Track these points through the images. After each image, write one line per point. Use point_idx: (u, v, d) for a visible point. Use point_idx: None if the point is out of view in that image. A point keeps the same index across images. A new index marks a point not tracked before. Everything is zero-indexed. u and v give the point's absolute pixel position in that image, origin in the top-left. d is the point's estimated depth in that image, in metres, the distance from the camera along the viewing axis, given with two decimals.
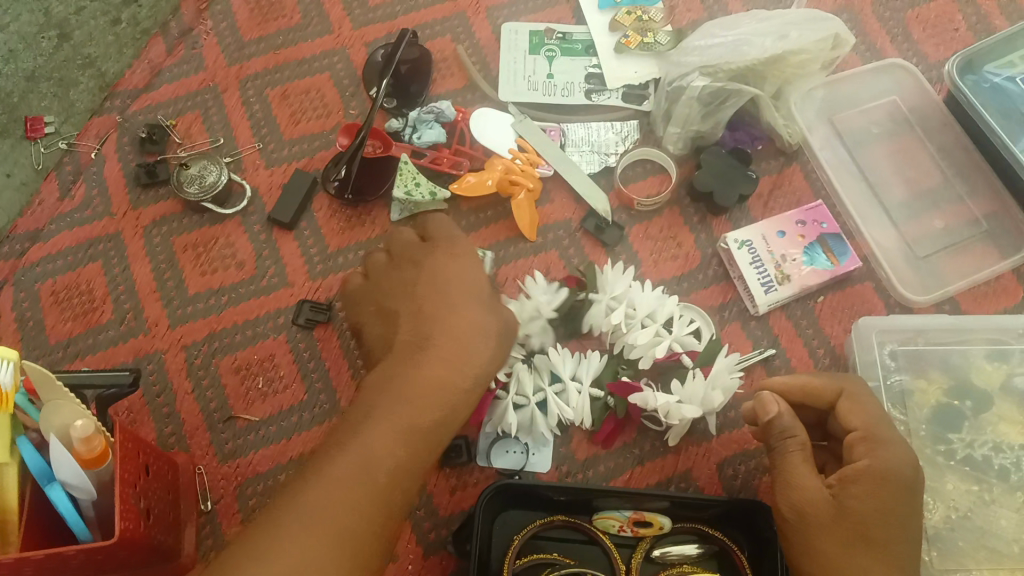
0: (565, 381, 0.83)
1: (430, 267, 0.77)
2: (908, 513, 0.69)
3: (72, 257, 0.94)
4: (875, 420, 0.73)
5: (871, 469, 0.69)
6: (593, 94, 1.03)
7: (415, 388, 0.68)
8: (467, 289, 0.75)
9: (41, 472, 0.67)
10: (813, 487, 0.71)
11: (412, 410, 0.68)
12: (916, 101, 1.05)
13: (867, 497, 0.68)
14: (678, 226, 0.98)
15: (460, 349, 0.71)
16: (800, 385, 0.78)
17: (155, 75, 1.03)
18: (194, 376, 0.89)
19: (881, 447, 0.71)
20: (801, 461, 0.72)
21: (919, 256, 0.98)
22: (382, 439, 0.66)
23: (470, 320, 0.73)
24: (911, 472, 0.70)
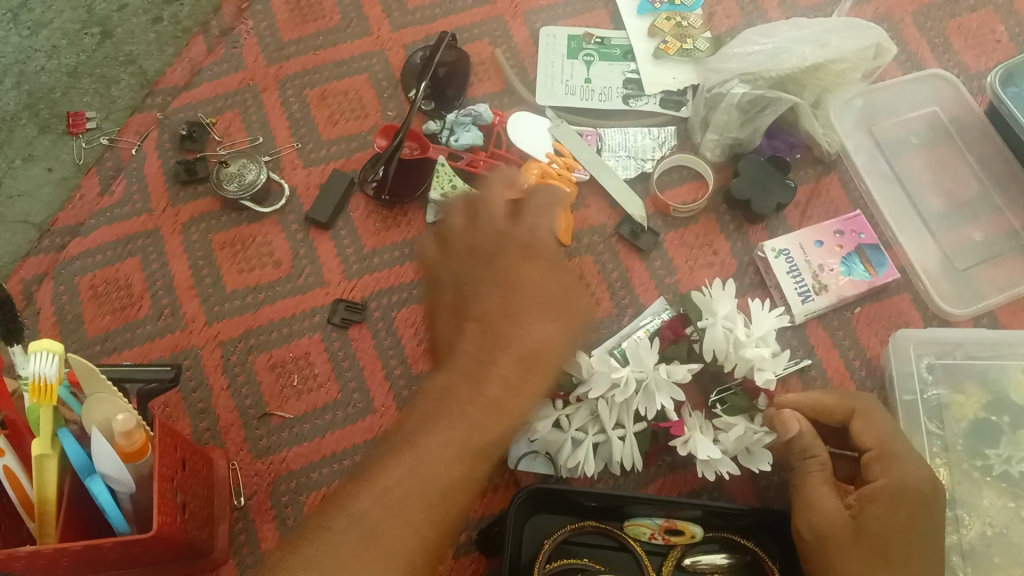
0: (609, 432, 0.82)
1: (508, 262, 0.74)
2: (927, 530, 0.68)
3: (111, 252, 0.95)
4: (890, 436, 0.73)
5: (889, 487, 0.69)
6: (631, 99, 1.03)
7: (475, 405, 0.66)
8: (541, 298, 0.72)
9: (81, 465, 0.67)
10: (833, 505, 0.71)
11: (473, 433, 0.65)
12: (956, 111, 1.04)
13: (885, 516, 0.68)
14: (714, 234, 0.98)
15: (520, 369, 0.68)
16: (811, 403, 0.78)
17: (196, 73, 1.04)
18: (230, 373, 0.90)
19: (896, 464, 0.71)
20: (821, 480, 0.73)
21: (957, 268, 0.97)
22: (444, 452, 0.64)
23: (543, 330, 0.70)
24: (929, 489, 0.70)
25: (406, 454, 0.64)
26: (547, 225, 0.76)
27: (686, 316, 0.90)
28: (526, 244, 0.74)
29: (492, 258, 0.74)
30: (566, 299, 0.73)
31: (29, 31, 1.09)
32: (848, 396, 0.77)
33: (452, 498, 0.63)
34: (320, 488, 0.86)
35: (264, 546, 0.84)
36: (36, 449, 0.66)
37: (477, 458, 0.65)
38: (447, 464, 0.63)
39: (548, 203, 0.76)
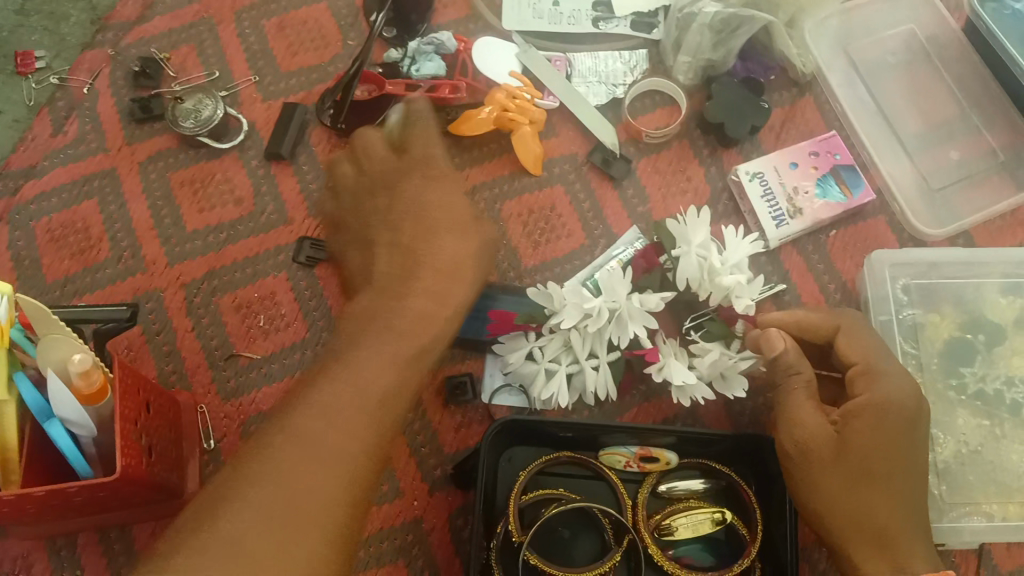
0: (582, 363, 0.81)
1: (422, 190, 0.71)
2: (914, 446, 0.68)
3: (68, 195, 0.92)
4: (874, 352, 0.73)
5: (874, 403, 0.69)
6: (601, 22, 0.99)
7: (400, 315, 0.63)
8: (453, 219, 0.69)
9: (39, 409, 0.65)
10: (817, 422, 0.69)
11: (404, 341, 0.62)
12: (933, 29, 1.01)
13: (870, 431, 0.67)
14: (687, 160, 0.95)
15: (446, 283, 0.65)
16: (796, 320, 0.76)
17: (148, 6, 1.00)
18: (195, 315, 0.88)
19: (880, 379, 0.70)
20: (806, 397, 0.71)
21: (934, 190, 0.95)
22: (373, 367, 0.60)
23: (459, 242, 0.67)
24: (913, 403, 0.69)
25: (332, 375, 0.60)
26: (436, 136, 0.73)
27: (660, 245, 0.88)
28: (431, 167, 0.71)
29: (394, 189, 0.71)
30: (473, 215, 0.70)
31: None
32: (835, 314, 0.76)
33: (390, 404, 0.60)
34: None
35: None
36: None
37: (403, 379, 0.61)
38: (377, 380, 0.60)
39: (427, 119, 0.73)
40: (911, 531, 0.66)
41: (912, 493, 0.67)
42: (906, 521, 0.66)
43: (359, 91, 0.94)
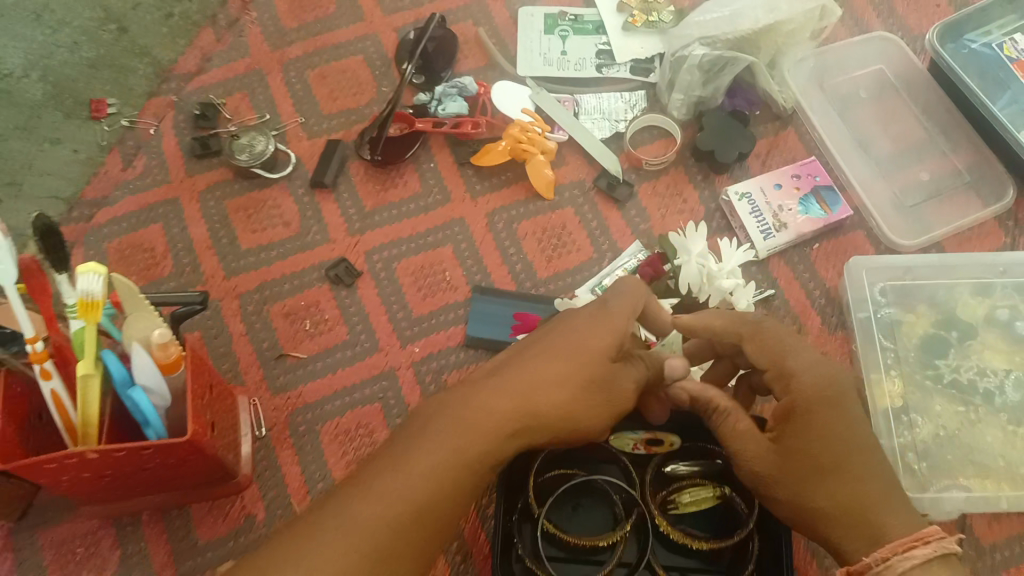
0: None
1: (542, 341, 0.69)
2: (854, 424, 0.66)
3: (135, 219, 1.04)
4: (777, 349, 0.69)
5: (799, 403, 0.66)
6: (604, 68, 1.13)
7: (469, 412, 0.64)
8: (557, 340, 0.69)
9: (122, 380, 0.75)
10: (754, 443, 0.67)
11: (473, 437, 0.63)
12: (900, 68, 1.14)
13: (806, 432, 0.66)
14: (683, 184, 1.07)
15: (521, 393, 0.65)
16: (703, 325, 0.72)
17: (207, 60, 1.14)
18: (248, 321, 0.99)
19: (795, 376, 0.68)
20: (739, 424, 0.69)
21: (907, 206, 1.06)
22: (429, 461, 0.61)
23: (552, 376, 0.66)
24: (834, 383, 0.67)
25: (378, 472, 0.60)
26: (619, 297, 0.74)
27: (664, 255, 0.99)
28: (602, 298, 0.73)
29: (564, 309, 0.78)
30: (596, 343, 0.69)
31: None
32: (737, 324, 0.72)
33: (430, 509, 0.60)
34: (334, 418, 0.94)
35: (284, 471, 0.92)
36: (81, 370, 0.74)
37: (457, 473, 0.61)
38: (427, 471, 0.60)
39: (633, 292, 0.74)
40: (889, 508, 0.64)
41: (872, 473, 0.65)
42: (878, 493, 0.65)
43: (393, 129, 1.07)
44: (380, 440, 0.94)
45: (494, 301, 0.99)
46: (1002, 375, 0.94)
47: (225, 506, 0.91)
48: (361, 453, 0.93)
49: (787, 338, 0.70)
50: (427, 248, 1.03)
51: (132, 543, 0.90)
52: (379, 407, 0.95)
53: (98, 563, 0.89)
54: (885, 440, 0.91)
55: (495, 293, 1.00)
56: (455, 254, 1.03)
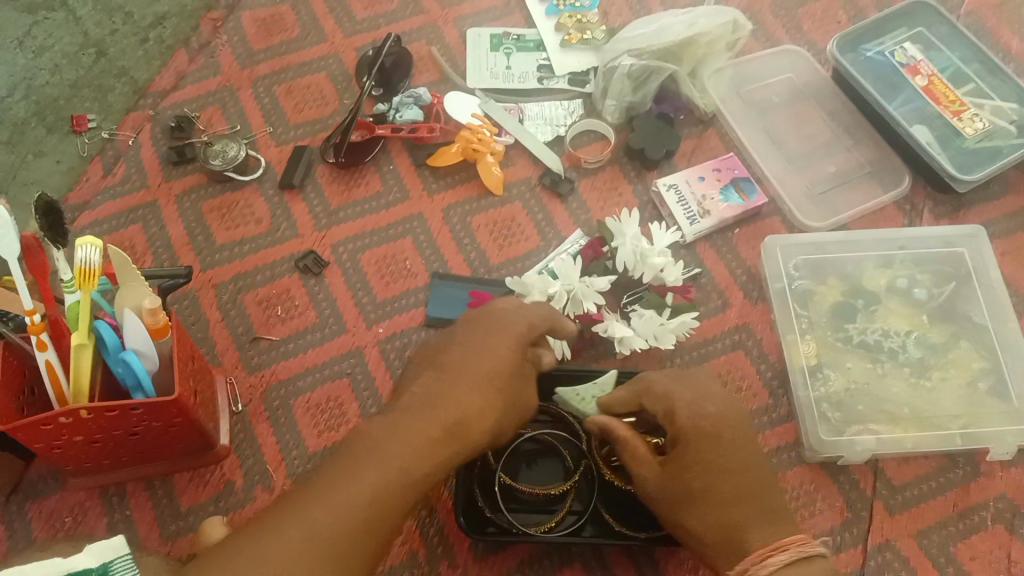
0: None
1: (461, 368, 0.76)
2: (731, 457, 0.78)
3: (116, 221, 1.13)
4: (664, 393, 0.82)
5: (678, 435, 0.79)
6: (544, 80, 1.25)
7: (408, 438, 0.70)
8: (481, 369, 0.76)
9: (113, 346, 0.83)
10: (648, 466, 0.81)
11: (413, 461, 0.69)
12: (809, 77, 1.28)
13: (687, 460, 0.78)
14: (619, 180, 1.19)
15: (453, 419, 0.72)
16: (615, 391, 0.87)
17: (180, 78, 1.24)
18: (224, 308, 1.07)
19: (675, 414, 0.80)
20: (639, 449, 0.82)
21: (818, 194, 1.19)
22: (373, 485, 0.67)
23: (476, 396, 0.74)
24: (712, 424, 0.79)
25: (328, 494, 0.66)
26: (522, 318, 0.82)
27: (603, 238, 1.10)
28: (509, 327, 0.80)
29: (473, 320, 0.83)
30: (505, 372, 0.77)
31: (33, 53, 1.28)
32: (637, 384, 0.86)
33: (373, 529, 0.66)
34: (305, 393, 1.02)
35: (261, 441, 1.00)
36: (75, 337, 0.81)
37: (402, 491, 0.69)
38: (375, 490, 0.67)
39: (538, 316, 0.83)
40: (752, 525, 0.76)
41: (746, 492, 0.77)
42: (746, 514, 0.77)
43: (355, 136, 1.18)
44: (349, 411, 1.02)
45: (451, 285, 1.09)
46: (904, 335, 1.07)
47: (205, 475, 0.98)
48: (332, 422, 1.01)
49: (674, 386, 0.83)
50: (389, 240, 1.13)
51: (119, 511, 0.96)
52: (348, 382, 1.03)
53: (86, 531, 0.95)
54: (802, 393, 1.03)
55: (453, 279, 1.09)
56: (415, 244, 1.13)
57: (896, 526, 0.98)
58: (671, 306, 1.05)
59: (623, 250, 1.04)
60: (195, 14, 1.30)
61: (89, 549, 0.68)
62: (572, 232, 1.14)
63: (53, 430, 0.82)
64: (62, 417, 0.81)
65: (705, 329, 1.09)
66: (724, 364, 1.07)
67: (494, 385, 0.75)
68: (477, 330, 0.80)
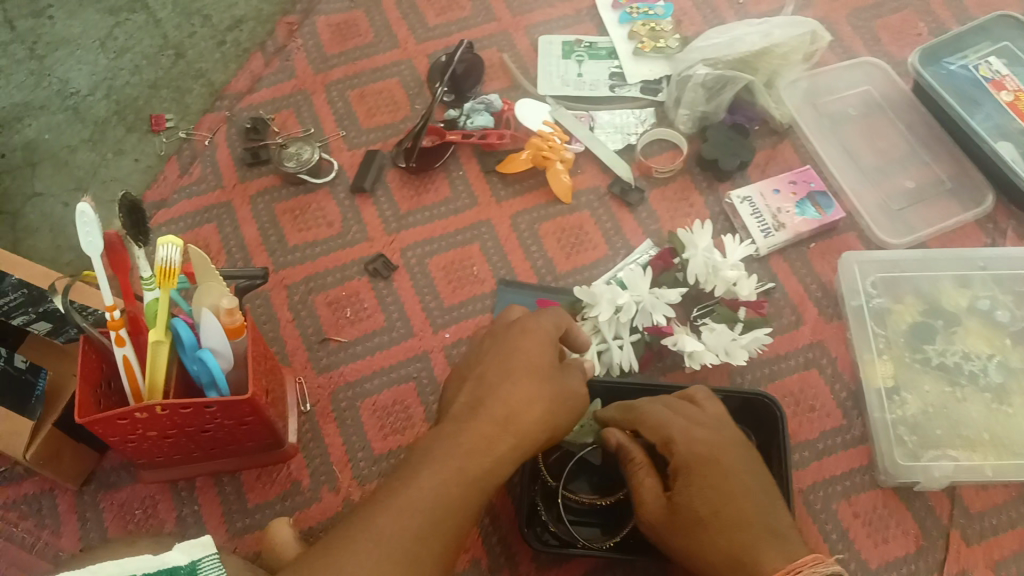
0: (608, 342, 1.03)
1: (501, 366, 0.75)
2: (727, 478, 0.75)
3: (191, 220, 1.15)
4: (660, 423, 0.81)
5: (678, 463, 0.76)
6: (616, 88, 1.24)
7: (464, 442, 0.69)
8: (524, 364, 0.75)
9: (189, 344, 0.84)
10: (652, 497, 0.78)
11: (472, 461, 0.69)
12: (886, 90, 1.25)
13: (686, 489, 0.75)
14: (690, 191, 1.17)
15: (505, 417, 0.72)
16: (619, 412, 0.87)
17: (256, 81, 1.26)
18: (295, 308, 1.08)
19: (674, 441, 0.78)
20: (643, 477, 0.80)
21: (894, 210, 1.16)
22: (437, 488, 0.66)
23: (525, 390, 0.73)
24: (707, 448, 0.77)
25: (393, 499, 0.65)
26: (549, 318, 0.80)
27: (675, 249, 1.09)
28: (541, 321, 0.79)
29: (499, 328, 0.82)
30: (546, 363, 0.76)
31: (115, 55, 1.31)
32: (633, 408, 0.85)
33: (444, 531, 0.65)
34: (373, 395, 1.03)
35: (328, 442, 1.00)
36: (153, 335, 0.82)
37: (466, 494, 0.67)
38: (441, 490, 0.66)
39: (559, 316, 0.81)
40: (762, 548, 0.70)
41: (750, 514, 0.73)
42: (748, 536, 0.71)
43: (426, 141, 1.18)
44: (414, 416, 1.02)
45: (518, 292, 1.09)
46: (985, 358, 1.04)
47: (272, 474, 0.98)
48: (397, 425, 1.01)
49: (667, 414, 0.82)
50: (457, 245, 1.13)
51: (187, 506, 0.97)
52: (414, 386, 1.03)
53: (157, 523, 0.96)
54: (878, 415, 1.00)
55: (518, 286, 1.09)
56: (483, 251, 1.13)
57: (973, 555, 0.95)
58: (744, 321, 1.04)
59: (694, 262, 1.04)
60: (271, 19, 1.32)
61: (178, 545, 0.66)
62: (642, 242, 1.13)
63: (129, 423, 0.83)
64: (138, 412, 0.82)
65: (777, 346, 1.07)
66: (797, 382, 1.05)
67: (540, 378, 0.75)
68: (506, 330, 0.79)
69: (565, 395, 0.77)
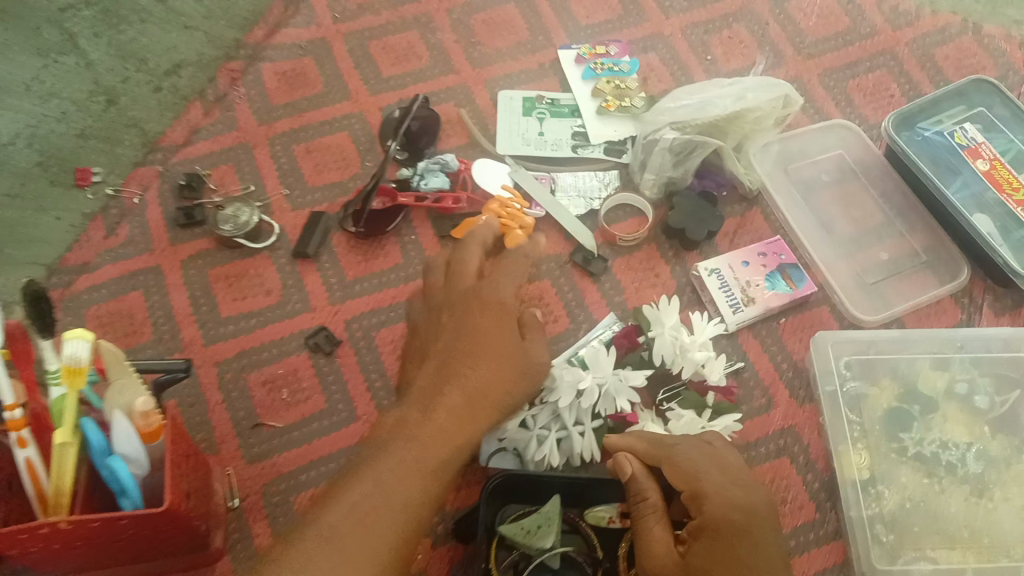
0: (568, 429, 0.95)
1: (461, 354, 0.83)
2: (751, 554, 0.72)
3: (115, 286, 1.06)
4: (694, 473, 0.79)
5: (706, 522, 0.74)
6: (579, 148, 1.18)
7: (426, 437, 0.77)
8: (481, 353, 0.83)
9: (100, 449, 0.74)
10: (664, 547, 0.75)
11: (435, 451, 0.77)
12: (859, 154, 1.20)
13: (707, 550, 0.72)
14: (655, 260, 1.10)
15: (462, 408, 0.80)
16: (644, 444, 0.84)
17: (194, 132, 1.18)
18: (225, 389, 1.00)
19: (707, 499, 0.76)
20: (654, 520, 0.78)
21: (869, 283, 1.10)
22: (402, 477, 0.74)
23: (480, 378, 0.82)
24: (741, 516, 0.74)
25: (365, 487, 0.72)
26: (505, 290, 0.88)
27: (640, 326, 1.01)
28: (495, 301, 0.86)
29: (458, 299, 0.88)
30: (504, 344, 0.85)
31: None
32: (659, 445, 0.83)
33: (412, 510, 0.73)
34: (308, 489, 0.95)
35: (257, 543, 0.93)
36: (61, 436, 0.72)
37: (434, 470, 0.76)
38: (407, 475, 0.74)
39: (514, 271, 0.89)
40: None
41: None
42: None
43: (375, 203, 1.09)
44: None
45: None
46: (964, 447, 0.97)
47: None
48: None
49: (704, 466, 0.79)
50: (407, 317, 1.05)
51: None
52: None
53: None
54: (853, 511, 0.93)
55: None
56: None
57: None
58: (711, 407, 0.96)
59: (663, 342, 0.96)
60: (213, 64, 1.24)
61: None
62: (607, 315, 1.06)
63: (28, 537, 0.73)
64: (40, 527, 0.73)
65: (747, 432, 1.00)
66: (767, 472, 0.98)
67: (496, 365, 0.83)
68: (463, 311, 0.86)
69: (521, 372, 0.85)
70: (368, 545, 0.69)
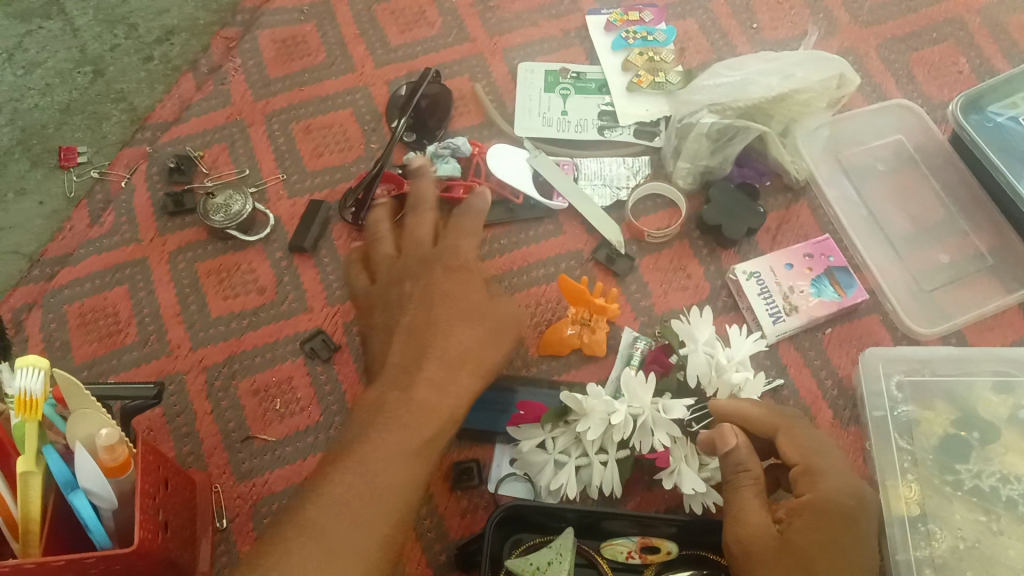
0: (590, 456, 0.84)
1: (432, 321, 0.73)
2: (856, 546, 0.66)
3: (98, 281, 0.98)
4: (812, 450, 0.72)
5: (815, 500, 0.68)
6: (605, 130, 1.07)
7: (407, 410, 0.68)
8: (455, 313, 0.73)
9: (65, 480, 0.68)
10: (761, 520, 0.69)
11: (418, 427, 0.67)
12: (920, 139, 1.07)
13: (810, 531, 0.66)
14: (687, 259, 1.00)
15: (447, 372, 0.71)
16: (740, 413, 0.75)
17: (185, 108, 1.08)
18: (214, 398, 0.92)
19: (821, 479, 0.70)
20: (753, 495, 0.71)
21: (924, 290, 0.99)
22: (384, 459, 0.65)
23: (461, 336, 0.73)
24: (853, 502, 0.68)
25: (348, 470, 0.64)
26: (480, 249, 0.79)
27: (669, 346, 0.90)
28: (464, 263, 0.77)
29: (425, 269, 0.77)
30: (483, 307, 0.75)
31: (23, 70, 1.13)
32: (778, 415, 0.76)
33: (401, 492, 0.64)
34: None
35: None
36: (22, 464, 0.66)
37: (420, 451, 0.67)
38: (390, 456, 0.65)
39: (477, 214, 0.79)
40: None
41: None
42: None
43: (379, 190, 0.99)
44: None
45: (510, 391, 0.93)
46: None
47: None
48: None
49: (819, 446, 0.73)
50: None
51: None
52: None
53: None
54: (900, 554, 0.83)
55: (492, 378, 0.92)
56: None
57: None
58: None
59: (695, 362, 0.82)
60: (207, 30, 1.13)
61: None
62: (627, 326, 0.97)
63: None
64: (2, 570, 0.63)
65: None
66: None
67: (479, 323, 0.74)
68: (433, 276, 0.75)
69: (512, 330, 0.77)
70: (354, 532, 0.61)
